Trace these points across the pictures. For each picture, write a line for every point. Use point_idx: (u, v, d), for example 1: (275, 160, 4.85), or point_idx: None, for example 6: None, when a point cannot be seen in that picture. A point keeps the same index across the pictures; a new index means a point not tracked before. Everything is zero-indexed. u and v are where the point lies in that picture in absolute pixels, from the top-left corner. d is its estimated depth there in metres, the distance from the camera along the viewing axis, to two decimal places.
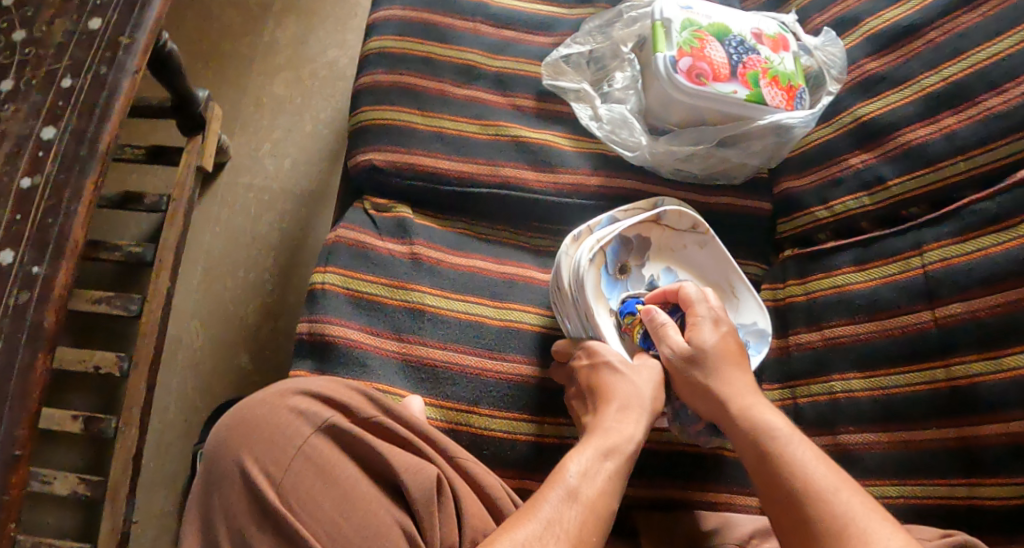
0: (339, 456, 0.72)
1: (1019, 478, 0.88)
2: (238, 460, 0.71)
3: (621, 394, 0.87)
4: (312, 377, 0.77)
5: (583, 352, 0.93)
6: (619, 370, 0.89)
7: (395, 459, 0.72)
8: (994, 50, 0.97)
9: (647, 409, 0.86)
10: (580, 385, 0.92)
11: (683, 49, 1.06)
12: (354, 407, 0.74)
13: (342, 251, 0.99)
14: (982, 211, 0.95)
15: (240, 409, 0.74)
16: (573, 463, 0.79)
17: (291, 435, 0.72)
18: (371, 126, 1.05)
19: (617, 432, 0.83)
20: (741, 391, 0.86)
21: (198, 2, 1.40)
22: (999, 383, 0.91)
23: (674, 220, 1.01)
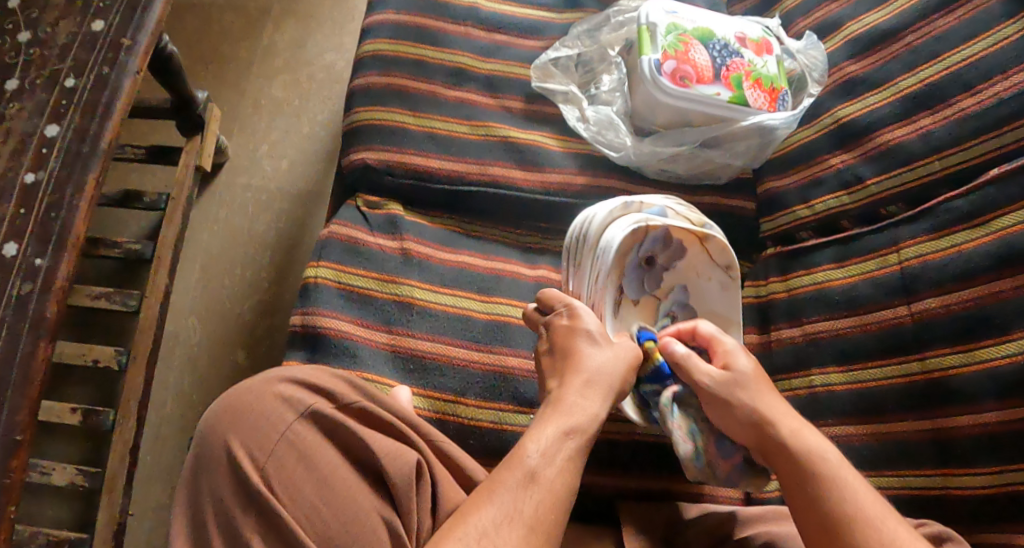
0: (321, 441, 0.75)
1: (990, 467, 0.92)
2: (223, 443, 0.73)
3: (589, 370, 0.85)
4: (297, 367, 0.80)
5: (567, 310, 0.90)
6: (597, 343, 0.87)
7: (377, 443, 0.75)
8: (968, 52, 1.01)
9: (613, 388, 0.85)
10: (549, 341, 0.90)
11: (668, 53, 1.09)
12: (338, 395, 0.77)
13: (335, 246, 1.02)
14: (956, 209, 0.99)
15: (228, 395, 0.76)
16: (533, 443, 0.78)
17: (275, 421, 0.74)
18: (364, 126, 1.08)
19: (582, 411, 0.82)
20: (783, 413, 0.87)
21: (200, 8, 1.44)
22: (972, 376, 0.94)
23: (718, 252, 1.01)
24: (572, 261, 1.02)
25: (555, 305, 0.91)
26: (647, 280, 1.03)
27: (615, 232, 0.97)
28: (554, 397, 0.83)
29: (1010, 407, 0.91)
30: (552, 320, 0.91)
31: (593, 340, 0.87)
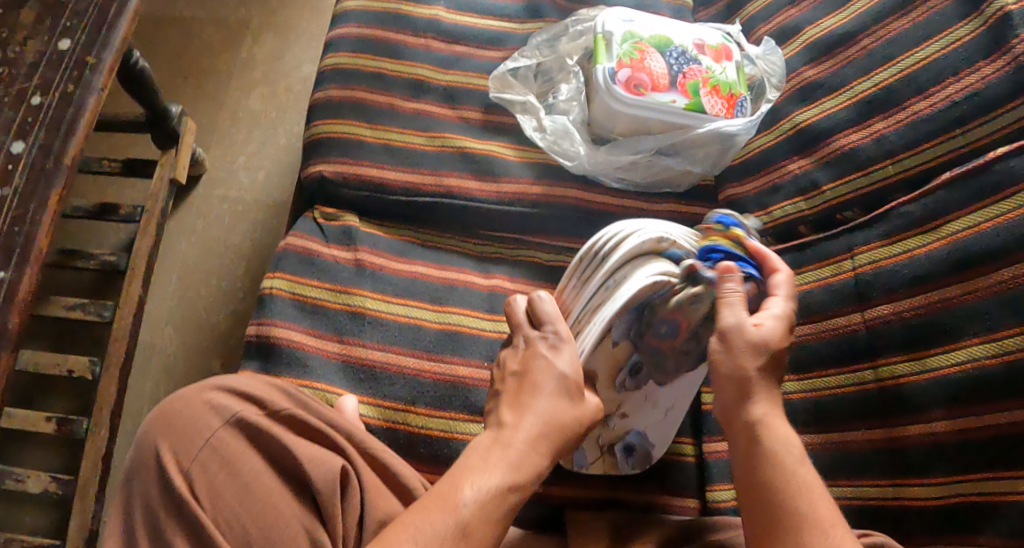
0: (246, 449, 0.76)
1: (942, 477, 0.90)
2: (153, 447, 0.76)
3: (542, 418, 0.83)
4: (237, 374, 0.81)
5: (555, 343, 0.87)
6: (564, 392, 0.85)
7: (303, 450, 0.76)
8: (921, 55, 1.00)
9: (561, 437, 0.83)
10: (523, 363, 0.87)
11: (623, 61, 1.10)
12: (268, 402, 0.78)
13: (290, 257, 1.04)
14: (908, 213, 0.98)
15: (162, 406, 0.78)
16: (470, 490, 0.77)
17: (201, 428, 0.76)
18: (321, 139, 1.10)
19: (528, 462, 0.80)
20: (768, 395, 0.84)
21: (181, 22, 1.48)
22: (923, 384, 0.93)
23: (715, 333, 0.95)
24: (580, 274, 0.94)
25: (546, 327, 0.88)
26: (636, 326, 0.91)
27: (634, 279, 0.87)
28: (502, 438, 0.81)
29: (958, 416, 0.90)
30: (535, 340, 0.88)
31: (563, 392, 0.85)
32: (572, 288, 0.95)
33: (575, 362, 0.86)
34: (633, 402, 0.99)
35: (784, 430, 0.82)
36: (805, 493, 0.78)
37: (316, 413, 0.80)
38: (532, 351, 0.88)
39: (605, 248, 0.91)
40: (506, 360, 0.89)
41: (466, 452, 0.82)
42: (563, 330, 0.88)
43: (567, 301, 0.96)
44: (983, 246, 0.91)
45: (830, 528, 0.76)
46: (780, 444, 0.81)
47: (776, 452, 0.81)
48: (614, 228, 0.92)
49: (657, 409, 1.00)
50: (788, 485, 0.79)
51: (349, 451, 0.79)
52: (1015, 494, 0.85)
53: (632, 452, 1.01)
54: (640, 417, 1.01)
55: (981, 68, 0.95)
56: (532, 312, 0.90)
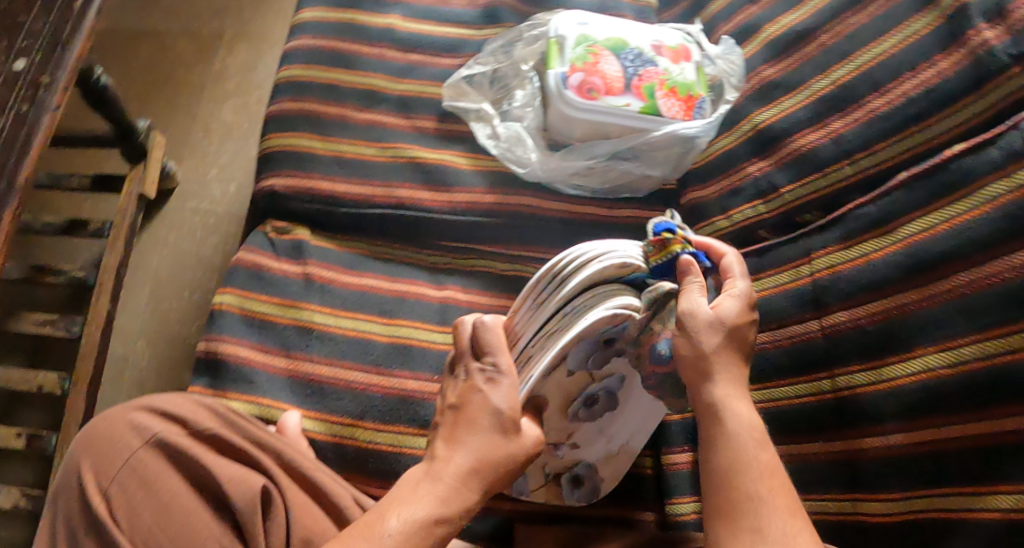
0: (166, 468, 0.77)
1: (899, 493, 0.86)
2: (76, 464, 0.77)
3: (475, 455, 0.79)
4: (165, 392, 0.82)
5: (493, 376, 0.83)
6: (501, 427, 0.81)
7: (221, 470, 0.76)
8: (878, 51, 0.97)
9: (495, 468, 0.80)
10: (460, 397, 0.83)
11: (576, 65, 1.07)
12: (192, 421, 0.79)
13: (241, 272, 1.03)
14: (865, 215, 0.94)
15: (87, 429, 0.78)
16: (395, 519, 0.76)
17: (121, 448, 0.77)
18: (273, 152, 1.09)
19: (457, 498, 0.78)
20: (727, 374, 0.79)
21: (155, 35, 1.49)
22: (878, 394, 0.89)
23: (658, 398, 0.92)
24: (536, 297, 0.84)
25: (487, 359, 0.83)
26: (595, 357, 0.85)
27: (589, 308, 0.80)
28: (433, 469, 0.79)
29: (914, 429, 0.86)
30: (474, 372, 0.83)
31: (498, 429, 0.81)
32: (528, 310, 0.86)
33: (513, 398, 0.81)
34: (583, 433, 0.96)
35: (740, 411, 0.78)
36: (763, 475, 0.74)
37: (241, 429, 0.80)
38: (471, 384, 0.83)
39: (562, 271, 0.82)
40: (447, 391, 0.85)
41: (399, 483, 0.80)
42: (503, 363, 0.83)
43: (519, 324, 0.87)
44: (939, 250, 0.86)
45: (787, 511, 0.73)
46: (739, 424, 0.77)
47: (733, 433, 0.76)
48: (576, 251, 0.82)
49: (610, 443, 0.98)
50: (745, 467, 0.75)
51: (271, 469, 0.79)
52: (972, 511, 0.80)
53: (578, 483, 1.00)
54: (590, 448, 0.98)
55: (936, 62, 0.92)
56: (476, 340, 0.85)
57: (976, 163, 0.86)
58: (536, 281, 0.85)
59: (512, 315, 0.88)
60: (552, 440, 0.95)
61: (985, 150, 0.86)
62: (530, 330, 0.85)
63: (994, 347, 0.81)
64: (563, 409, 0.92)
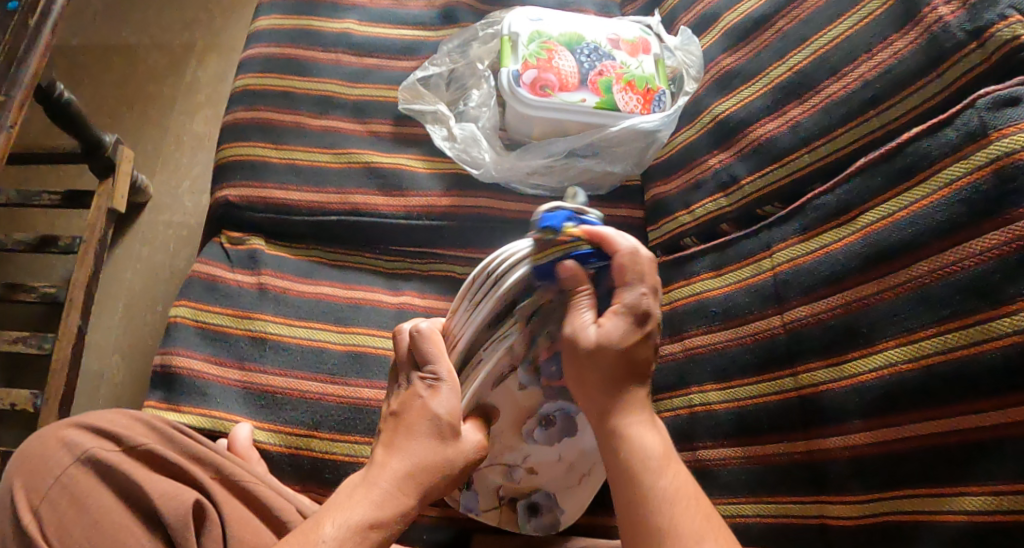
0: (98, 484, 0.78)
1: (864, 494, 0.81)
2: (9, 486, 0.78)
3: (412, 459, 0.79)
4: (99, 410, 0.84)
5: (434, 384, 0.81)
6: (438, 432, 0.79)
7: (151, 485, 0.78)
8: (834, 34, 0.93)
9: (434, 471, 0.79)
10: (402, 403, 0.82)
11: (529, 62, 1.05)
12: (124, 437, 0.81)
13: (195, 284, 1.02)
14: (825, 205, 0.89)
15: (20, 452, 0.80)
16: (329, 526, 0.75)
17: (52, 465, 0.78)
18: (227, 163, 1.08)
19: (391, 502, 0.77)
20: (627, 402, 0.77)
21: (127, 50, 1.53)
22: (841, 391, 0.84)
23: None
24: (471, 296, 0.80)
25: (427, 368, 0.81)
26: (544, 373, 0.83)
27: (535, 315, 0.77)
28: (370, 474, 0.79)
29: (876, 428, 0.81)
30: (415, 380, 0.82)
31: (434, 434, 0.79)
32: (464, 310, 0.81)
33: (451, 404, 0.80)
34: (542, 455, 0.91)
35: (642, 439, 0.76)
36: (666, 505, 0.73)
37: (176, 443, 0.83)
38: (411, 392, 0.82)
39: (496, 270, 0.77)
40: (390, 397, 0.84)
41: (338, 490, 0.80)
42: (444, 371, 0.81)
43: (455, 326, 0.82)
44: (897, 238, 0.82)
45: (692, 539, 0.71)
46: (639, 454, 0.75)
47: (633, 463, 0.75)
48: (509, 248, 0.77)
49: (572, 472, 0.93)
50: (647, 499, 0.73)
51: (205, 482, 0.81)
52: (934, 514, 0.76)
53: (536, 511, 0.94)
54: (550, 475, 0.93)
55: (893, 42, 0.88)
56: (413, 348, 0.82)
57: (932, 145, 0.82)
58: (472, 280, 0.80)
59: (450, 319, 0.84)
60: (507, 459, 0.91)
61: (941, 132, 0.81)
62: (468, 332, 0.80)
63: (958, 339, 0.76)
64: (519, 424, 0.88)
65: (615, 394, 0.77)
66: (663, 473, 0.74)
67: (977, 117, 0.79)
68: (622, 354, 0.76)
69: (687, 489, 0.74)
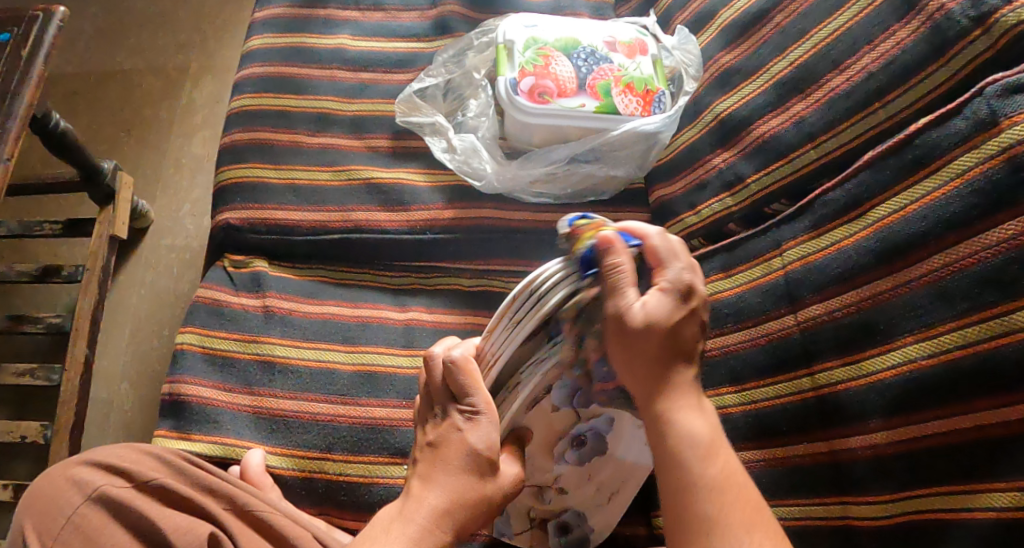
0: (110, 521, 0.78)
1: (888, 494, 0.80)
2: (19, 529, 0.77)
3: (450, 495, 0.77)
4: (108, 446, 0.84)
5: (473, 417, 0.79)
6: (477, 469, 0.78)
7: (163, 519, 0.77)
8: (833, 26, 0.91)
9: (473, 506, 0.77)
10: (439, 435, 0.79)
11: (526, 69, 1.04)
12: (134, 471, 0.81)
13: (199, 310, 1.01)
14: (833, 201, 0.88)
15: (30, 490, 0.80)
16: None
17: (62, 505, 0.78)
18: (226, 186, 1.08)
19: (428, 539, 0.76)
20: (673, 385, 0.75)
21: (122, 75, 1.53)
22: (860, 390, 0.82)
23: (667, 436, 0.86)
24: (512, 316, 0.75)
25: (465, 400, 0.79)
26: (580, 396, 0.82)
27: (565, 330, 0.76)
28: (406, 508, 0.77)
29: (898, 426, 0.79)
30: (453, 412, 0.79)
31: (474, 468, 0.78)
32: (502, 331, 0.77)
33: (491, 437, 0.78)
34: (570, 475, 0.90)
35: (692, 424, 0.74)
36: (715, 492, 0.71)
37: (188, 476, 0.83)
38: (447, 424, 0.79)
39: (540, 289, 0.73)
40: (424, 426, 0.82)
41: (371, 524, 0.79)
42: (482, 402, 0.79)
43: (489, 349, 0.78)
44: (911, 233, 0.80)
45: (743, 528, 0.70)
46: (684, 439, 0.73)
47: (681, 449, 0.73)
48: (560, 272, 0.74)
49: (600, 490, 0.92)
50: (695, 487, 0.72)
51: (219, 515, 0.81)
52: (962, 511, 0.75)
53: (565, 532, 0.94)
54: (578, 495, 0.92)
55: (895, 32, 0.86)
56: (449, 379, 0.79)
57: (941, 136, 0.80)
58: (511, 298, 0.75)
59: (481, 343, 0.80)
60: (537, 482, 0.91)
61: (950, 122, 0.80)
62: (506, 354, 0.77)
63: (977, 333, 0.75)
64: (550, 446, 0.87)
65: (663, 375, 0.75)
66: (715, 457, 0.73)
67: (986, 105, 0.77)
68: (660, 331, 0.74)
69: (738, 475, 0.73)
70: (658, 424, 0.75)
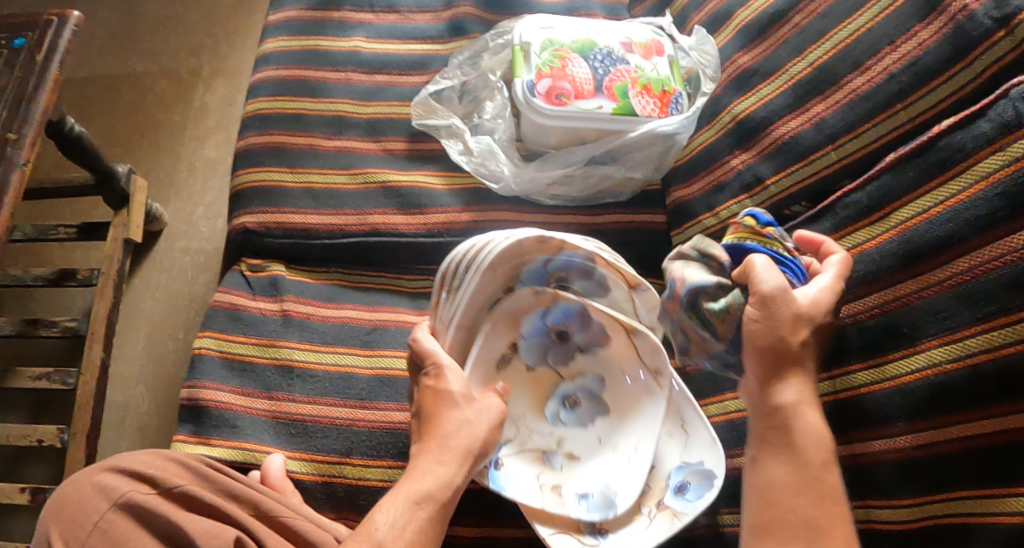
0: (138, 529, 0.79)
1: (913, 498, 0.79)
2: (45, 536, 0.78)
3: (444, 433, 0.83)
4: (132, 453, 0.85)
5: (439, 370, 0.86)
6: (460, 406, 0.85)
7: (193, 525, 0.79)
8: (854, 27, 0.90)
9: (468, 447, 0.83)
10: (418, 402, 0.86)
11: (543, 71, 1.04)
12: (159, 479, 0.82)
13: (218, 314, 1.02)
14: (855, 203, 0.87)
15: (54, 497, 0.81)
16: (381, 515, 0.78)
17: (89, 511, 0.79)
18: (243, 190, 1.07)
19: (431, 474, 0.81)
20: (806, 401, 0.78)
21: (134, 77, 1.53)
22: (883, 394, 0.82)
23: (648, 351, 0.92)
24: (447, 284, 0.90)
25: (428, 363, 0.86)
26: (553, 353, 0.97)
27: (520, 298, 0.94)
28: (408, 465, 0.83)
29: (922, 430, 0.79)
30: (421, 380, 0.87)
31: (457, 405, 0.84)
32: (446, 303, 0.90)
33: (461, 379, 0.86)
34: (578, 442, 0.95)
35: (814, 428, 0.78)
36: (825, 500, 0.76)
37: (213, 483, 0.84)
38: (421, 389, 0.87)
39: (483, 259, 0.88)
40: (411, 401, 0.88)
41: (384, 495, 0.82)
42: (442, 357, 0.86)
43: (440, 321, 0.90)
44: (936, 235, 0.79)
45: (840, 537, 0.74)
46: (808, 438, 0.77)
47: (802, 452, 0.77)
48: (493, 242, 0.88)
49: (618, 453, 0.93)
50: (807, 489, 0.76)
51: (246, 519, 0.82)
52: (990, 515, 0.74)
53: (586, 497, 0.91)
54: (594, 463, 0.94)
55: (917, 33, 0.85)
56: (415, 354, 0.88)
57: (967, 138, 0.79)
58: (444, 270, 0.90)
59: (434, 321, 0.90)
60: (541, 447, 0.95)
61: (975, 124, 0.79)
62: (456, 316, 0.89)
63: (1005, 336, 0.74)
64: (541, 409, 0.96)
65: (802, 386, 0.78)
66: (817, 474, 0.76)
67: (1012, 107, 0.76)
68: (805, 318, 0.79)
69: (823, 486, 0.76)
70: (780, 427, 0.78)
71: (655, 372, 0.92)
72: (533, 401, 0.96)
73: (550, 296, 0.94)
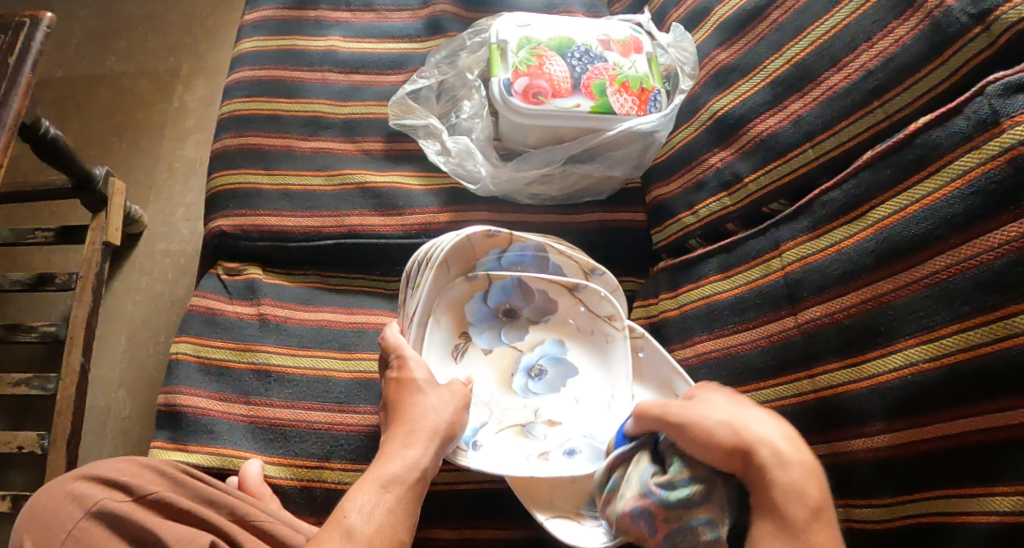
0: (112, 537, 0.78)
1: (892, 497, 0.79)
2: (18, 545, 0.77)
3: (412, 417, 0.84)
4: (107, 461, 0.84)
5: (403, 361, 0.87)
6: (426, 392, 0.86)
7: (168, 531, 0.78)
8: (831, 23, 0.89)
9: (436, 432, 0.84)
10: (385, 394, 0.87)
11: (519, 69, 1.03)
12: (134, 487, 0.81)
13: (194, 319, 1.01)
14: (833, 201, 0.86)
15: (28, 506, 0.80)
16: (351, 503, 0.78)
17: (63, 520, 0.78)
18: (220, 192, 1.06)
19: (399, 459, 0.81)
20: (778, 458, 0.75)
21: (112, 78, 1.52)
22: (862, 393, 0.81)
23: (600, 305, 0.97)
24: (410, 282, 0.94)
25: (392, 356, 0.88)
26: (508, 332, 1.00)
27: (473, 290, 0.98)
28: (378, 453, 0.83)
29: (900, 429, 0.78)
30: (386, 373, 0.88)
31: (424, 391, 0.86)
32: (410, 298, 0.94)
33: (425, 368, 0.87)
34: (554, 407, 0.97)
35: (793, 477, 0.75)
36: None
37: (190, 490, 0.83)
38: (387, 381, 0.88)
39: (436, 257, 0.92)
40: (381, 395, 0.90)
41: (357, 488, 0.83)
42: (403, 350, 0.88)
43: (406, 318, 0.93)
44: (912, 233, 0.79)
45: None
46: (788, 493, 0.74)
47: (782, 507, 0.74)
48: (444, 240, 0.93)
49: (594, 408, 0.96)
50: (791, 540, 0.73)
51: (222, 525, 0.81)
52: (966, 514, 0.74)
53: (574, 454, 0.93)
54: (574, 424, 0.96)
55: (894, 30, 0.85)
56: (382, 353, 0.90)
57: (944, 135, 0.79)
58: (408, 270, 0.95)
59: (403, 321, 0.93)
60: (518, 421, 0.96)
61: (953, 121, 0.78)
62: (418, 311, 0.92)
63: (981, 335, 0.74)
64: (509, 386, 0.98)
65: (769, 441, 0.75)
66: (805, 532, 0.73)
67: (987, 104, 0.76)
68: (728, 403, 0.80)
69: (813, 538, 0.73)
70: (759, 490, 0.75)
71: (612, 321, 0.96)
72: (497, 379, 0.98)
73: (483, 280, 0.98)
